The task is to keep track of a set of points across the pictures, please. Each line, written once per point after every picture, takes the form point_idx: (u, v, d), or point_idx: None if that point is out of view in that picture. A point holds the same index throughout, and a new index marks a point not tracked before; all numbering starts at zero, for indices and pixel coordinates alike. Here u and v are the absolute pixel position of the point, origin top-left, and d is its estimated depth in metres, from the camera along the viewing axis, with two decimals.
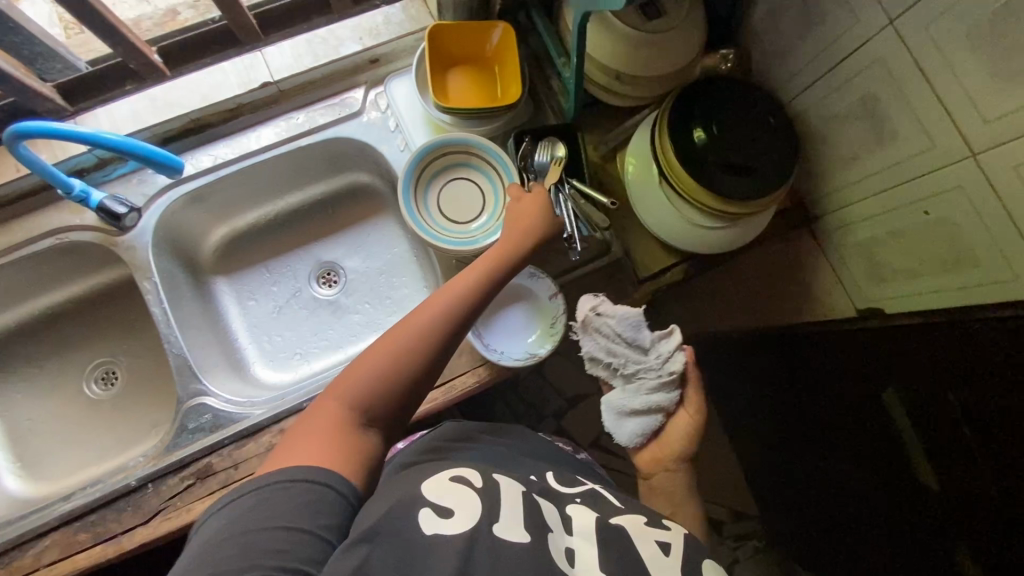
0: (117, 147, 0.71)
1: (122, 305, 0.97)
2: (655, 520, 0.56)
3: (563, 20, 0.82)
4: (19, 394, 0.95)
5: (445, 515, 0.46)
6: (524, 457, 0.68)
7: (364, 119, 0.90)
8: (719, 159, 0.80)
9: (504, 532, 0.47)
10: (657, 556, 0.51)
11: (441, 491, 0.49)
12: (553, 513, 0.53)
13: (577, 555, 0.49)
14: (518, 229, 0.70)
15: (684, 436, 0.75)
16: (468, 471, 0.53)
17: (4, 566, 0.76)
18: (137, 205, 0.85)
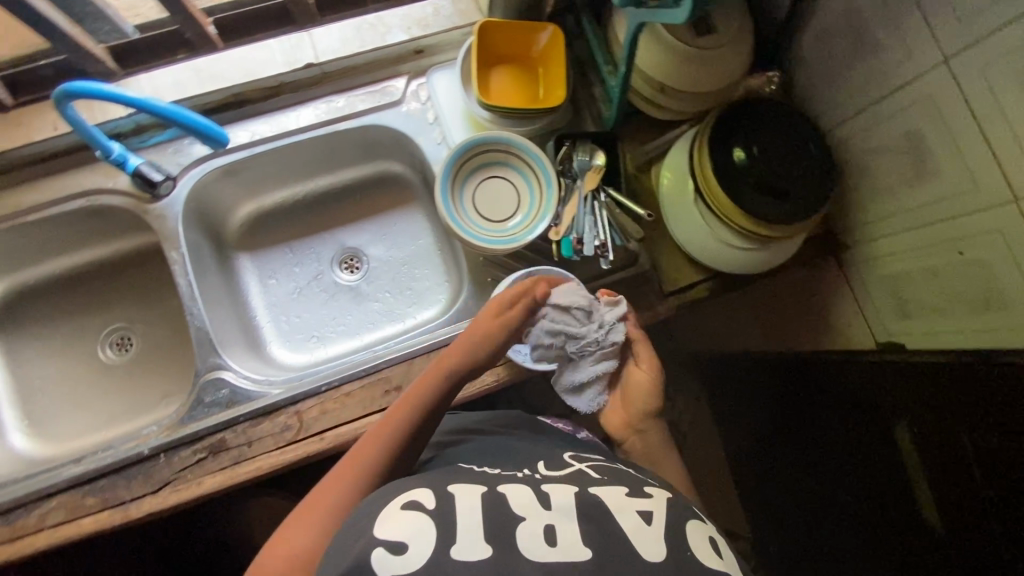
0: (166, 115, 0.73)
1: (143, 272, 0.97)
2: (635, 490, 0.56)
3: (613, 28, 0.82)
4: (31, 352, 0.94)
5: (399, 551, 0.45)
6: (517, 437, 0.69)
7: (404, 109, 0.90)
8: (756, 181, 0.80)
9: (462, 552, 0.46)
10: (640, 528, 0.51)
11: (390, 522, 0.47)
12: (529, 500, 0.52)
13: (558, 532, 0.49)
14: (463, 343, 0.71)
15: (646, 388, 0.73)
16: (420, 493, 0.51)
17: (8, 524, 0.75)
18: (171, 173, 0.85)
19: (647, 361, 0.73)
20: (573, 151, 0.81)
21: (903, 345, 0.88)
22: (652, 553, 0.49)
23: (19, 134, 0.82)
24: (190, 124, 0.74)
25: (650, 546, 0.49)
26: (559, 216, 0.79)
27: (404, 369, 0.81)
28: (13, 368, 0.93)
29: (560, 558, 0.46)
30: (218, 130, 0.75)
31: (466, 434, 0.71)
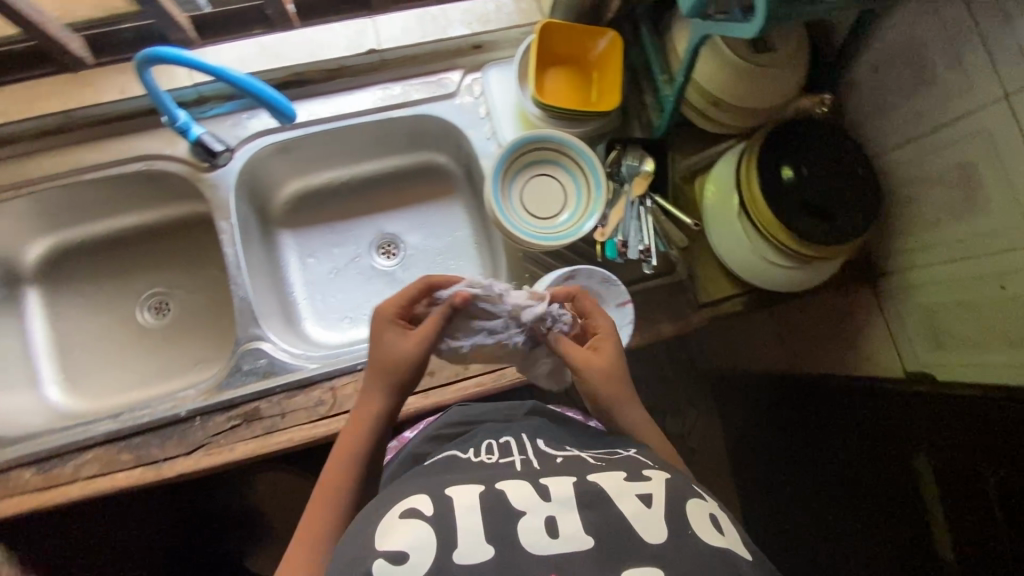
0: (242, 86, 0.75)
1: (188, 240, 0.99)
2: (633, 473, 0.53)
3: (672, 39, 0.83)
4: (71, 308, 0.96)
5: (399, 562, 0.45)
6: (519, 422, 0.69)
7: (457, 101, 0.92)
8: (802, 200, 0.81)
9: (466, 556, 0.45)
10: (641, 513, 0.48)
11: (389, 534, 0.47)
12: (528, 492, 0.50)
13: (559, 524, 0.47)
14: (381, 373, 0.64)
15: (606, 365, 0.65)
16: (418, 499, 0.50)
17: (42, 473, 0.76)
18: (229, 145, 0.86)
19: (603, 334, 0.67)
20: (623, 155, 0.83)
21: (932, 375, 0.88)
22: (653, 536, 0.47)
23: (86, 94, 0.83)
24: (263, 96, 0.75)
25: (652, 528, 0.47)
26: (606, 219, 0.80)
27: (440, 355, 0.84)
28: (52, 323, 0.95)
29: (560, 550, 0.45)
30: (289, 105, 0.77)
31: (471, 425, 0.73)
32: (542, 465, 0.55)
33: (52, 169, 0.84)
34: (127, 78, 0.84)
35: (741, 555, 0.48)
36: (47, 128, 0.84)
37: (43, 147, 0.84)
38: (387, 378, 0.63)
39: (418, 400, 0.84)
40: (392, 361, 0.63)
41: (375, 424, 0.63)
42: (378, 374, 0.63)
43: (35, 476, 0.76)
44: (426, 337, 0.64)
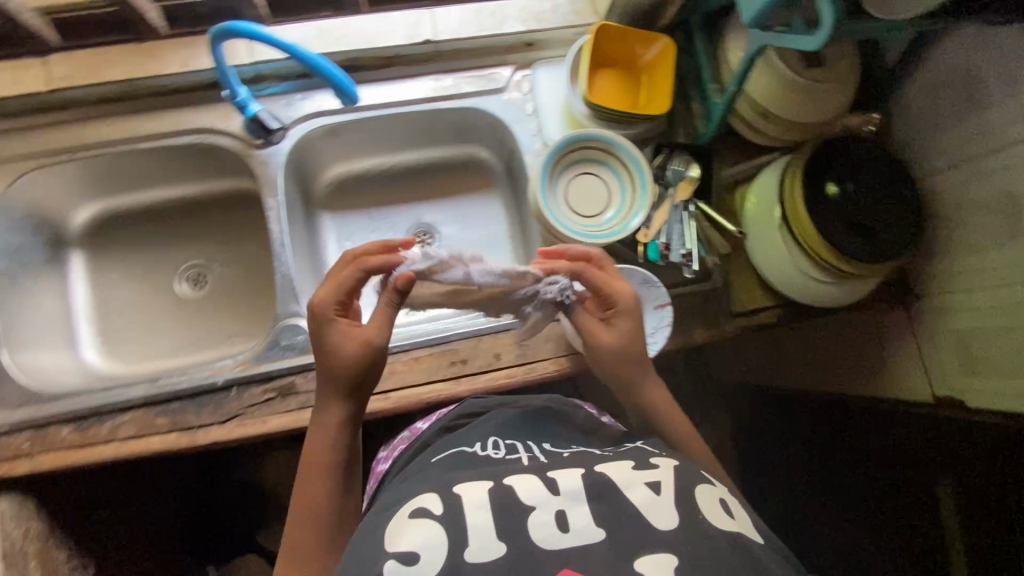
0: (313, 65, 0.77)
1: (231, 214, 1.00)
2: (641, 462, 0.56)
3: (725, 49, 0.84)
4: (111, 274, 0.97)
5: (411, 562, 0.46)
6: (525, 416, 0.70)
7: (505, 97, 0.93)
8: (845, 215, 0.81)
9: (477, 555, 0.47)
10: (649, 501, 0.51)
11: (400, 535, 0.48)
12: (537, 486, 0.52)
13: (569, 517, 0.49)
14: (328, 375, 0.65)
15: (617, 339, 0.69)
16: (427, 498, 0.51)
17: (79, 431, 0.78)
18: (284, 123, 0.88)
19: (618, 308, 0.68)
20: (669, 159, 0.85)
21: (962, 399, 0.88)
22: (664, 523, 0.49)
23: (150, 65, 0.85)
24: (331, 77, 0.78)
25: (661, 516, 0.49)
26: (650, 220, 0.82)
27: (473, 344, 0.85)
28: (93, 286, 0.96)
29: (575, 544, 0.47)
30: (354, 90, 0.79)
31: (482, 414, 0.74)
32: (549, 460, 0.58)
33: (110, 135, 0.86)
34: (190, 52, 0.86)
35: (752, 539, 0.51)
36: (108, 95, 0.85)
37: (102, 113, 0.86)
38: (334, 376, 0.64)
39: (451, 387, 0.83)
40: (336, 359, 0.64)
41: (338, 418, 0.66)
42: (327, 373, 0.65)
43: (72, 433, 0.78)
44: (366, 335, 0.64)
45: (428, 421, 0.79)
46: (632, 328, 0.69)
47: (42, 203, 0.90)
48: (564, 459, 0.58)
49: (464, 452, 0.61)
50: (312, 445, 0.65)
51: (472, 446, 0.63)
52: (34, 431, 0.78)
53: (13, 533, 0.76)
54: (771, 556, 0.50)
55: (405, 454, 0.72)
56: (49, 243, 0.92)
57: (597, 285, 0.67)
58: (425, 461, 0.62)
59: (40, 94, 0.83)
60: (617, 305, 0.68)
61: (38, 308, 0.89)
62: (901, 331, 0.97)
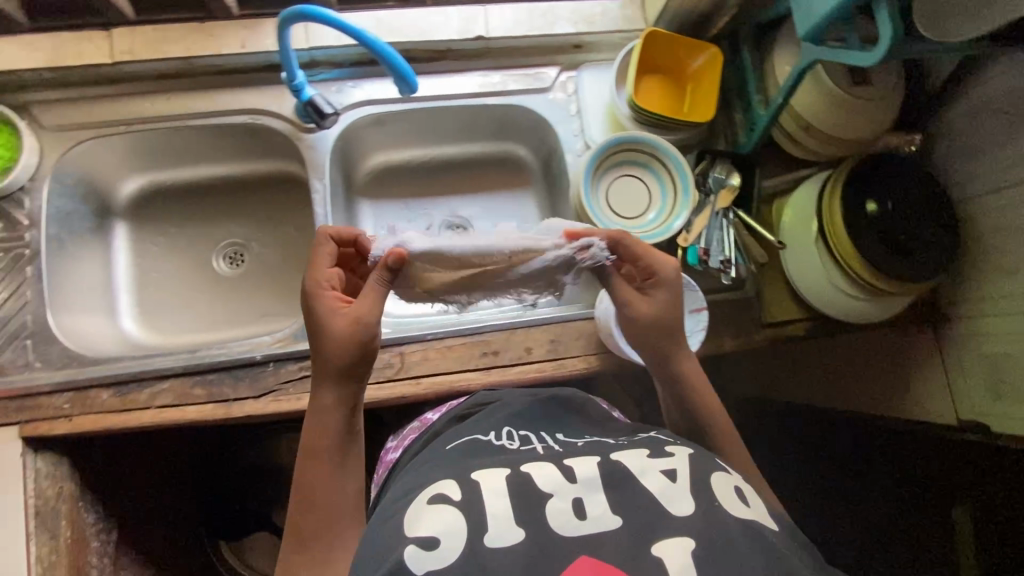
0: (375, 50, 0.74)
1: (273, 194, 1.02)
2: (656, 450, 0.56)
3: (772, 63, 0.85)
4: (152, 246, 0.99)
5: (431, 547, 0.47)
6: (539, 407, 0.69)
7: (550, 96, 0.94)
8: (882, 233, 0.82)
9: (496, 540, 0.47)
10: (666, 488, 0.51)
11: (420, 521, 0.49)
12: (553, 474, 0.52)
13: (585, 506, 0.49)
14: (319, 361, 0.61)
15: (655, 309, 0.69)
16: (445, 485, 0.52)
17: (119, 395, 0.79)
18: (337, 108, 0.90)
19: (657, 277, 0.68)
20: (710, 167, 0.86)
21: (986, 424, 0.86)
22: (680, 509, 0.49)
23: (209, 44, 0.85)
24: (393, 65, 0.75)
25: (679, 503, 0.50)
26: (690, 224, 0.83)
27: (506, 337, 0.86)
28: (134, 257, 0.98)
29: (592, 530, 0.48)
30: (415, 77, 0.78)
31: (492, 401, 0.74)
32: (564, 449, 0.57)
33: (165, 111, 0.88)
34: (249, 33, 0.86)
35: (768, 526, 0.50)
36: (167, 72, 0.88)
37: (160, 89, 0.88)
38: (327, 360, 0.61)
39: (481, 377, 0.84)
40: (327, 342, 0.60)
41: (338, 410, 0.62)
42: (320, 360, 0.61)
43: (112, 398, 0.79)
44: (357, 313, 0.60)
45: (439, 411, 0.77)
46: (670, 298, 0.69)
47: (93, 172, 0.91)
48: (580, 447, 0.57)
49: (478, 440, 0.61)
50: (313, 440, 0.62)
51: (486, 434, 0.62)
52: (74, 392, 0.79)
53: (46, 491, 0.78)
54: (786, 543, 0.49)
55: (418, 441, 0.71)
56: (96, 212, 0.94)
57: (637, 255, 0.66)
58: (438, 448, 0.61)
59: (102, 66, 0.85)
60: (658, 274, 0.68)
61: (82, 276, 0.91)
62: (925, 354, 0.94)
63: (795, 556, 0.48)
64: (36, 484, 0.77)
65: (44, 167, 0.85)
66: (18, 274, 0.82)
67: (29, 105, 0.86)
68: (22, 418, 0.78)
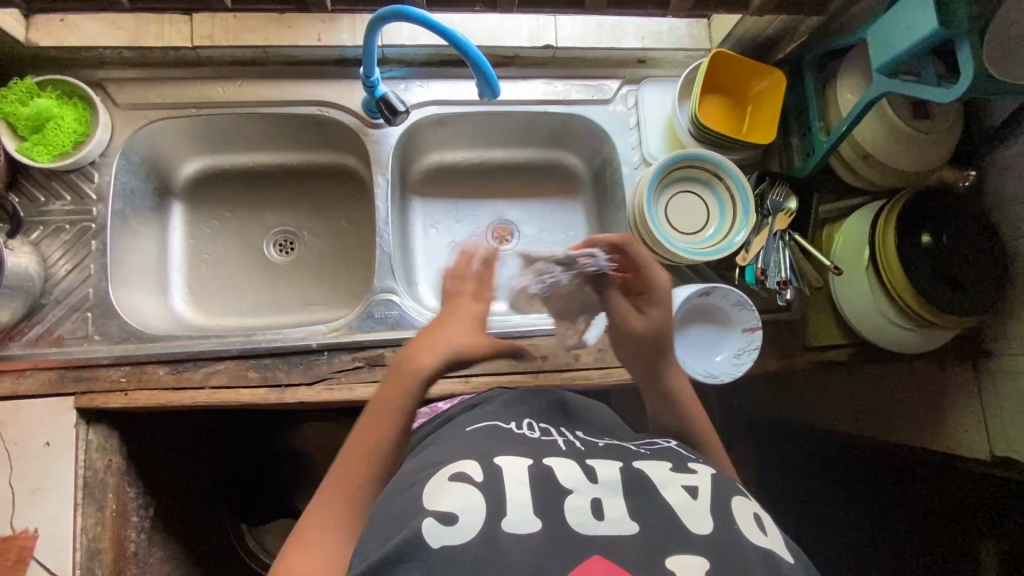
0: (468, 54, 0.76)
1: (329, 186, 1.03)
2: (678, 466, 0.55)
3: (834, 90, 0.86)
4: (208, 228, 1.00)
5: (450, 522, 0.45)
6: (556, 408, 0.67)
7: (610, 108, 0.96)
8: (933, 265, 0.82)
9: (514, 526, 0.46)
10: (687, 503, 0.50)
11: (439, 496, 0.48)
12: (576, 472, 0.51)
13: (604, 506, 0.48)
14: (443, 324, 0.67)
15: (645, 324, 0.74)
16: (467, 464, 0.51)
17: (174, 373, 0.81)
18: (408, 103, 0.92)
19: (651, 294, 0.74)
20: (769, 190, 0.88)
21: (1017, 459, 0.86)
22: (700, 527, 0.48)
23: (287, 35, 0.87)
24: (482, 70, 0.78)
25: (698, 519, 0.48)
26: (749, 244, 0.87)
27: (555, 342, 0.87)
28: (189, 238, 0.99)
29: (608, 532, 0.46)
30: (498, 84, 0.80)
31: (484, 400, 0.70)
32: (585, 448, 0.57)
33: (236, 97, 0.90)
34: (326, 27, 0.88)
35: (785, 557, 0.48)
36: (242, 59, 0.90)
37: (233, 75, 0.91)
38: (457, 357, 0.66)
39: (527, 380, 0.85)
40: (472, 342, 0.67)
41: (414, 397, 0.60)
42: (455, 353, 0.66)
43: (167, 375, 0.80)
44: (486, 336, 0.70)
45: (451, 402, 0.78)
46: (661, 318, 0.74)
47: (158, 151, 0.93)
48: (602, 448, 0.57)
49: (498, 427, 0.59)
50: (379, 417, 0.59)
51: (509, 424, 0.60)
52: (131, 367, 0.80)
53: (96, 463, 0.79)
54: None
55: (427, 426, 0.70)
56: (156, 191, 0.95)
57: (637, 264, 0.74)
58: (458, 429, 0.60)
59: (181, 49, 0.87)
60: (651, 289, 0.74)
61: (139, 253, 0.92)
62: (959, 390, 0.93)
63: None
64: (87, 454, 0.78)
65: (115, 144, 0.87)
66: (83, 247, 0.84)
67: (104, 82, 0.88)
68: (78, 389, 0.79)
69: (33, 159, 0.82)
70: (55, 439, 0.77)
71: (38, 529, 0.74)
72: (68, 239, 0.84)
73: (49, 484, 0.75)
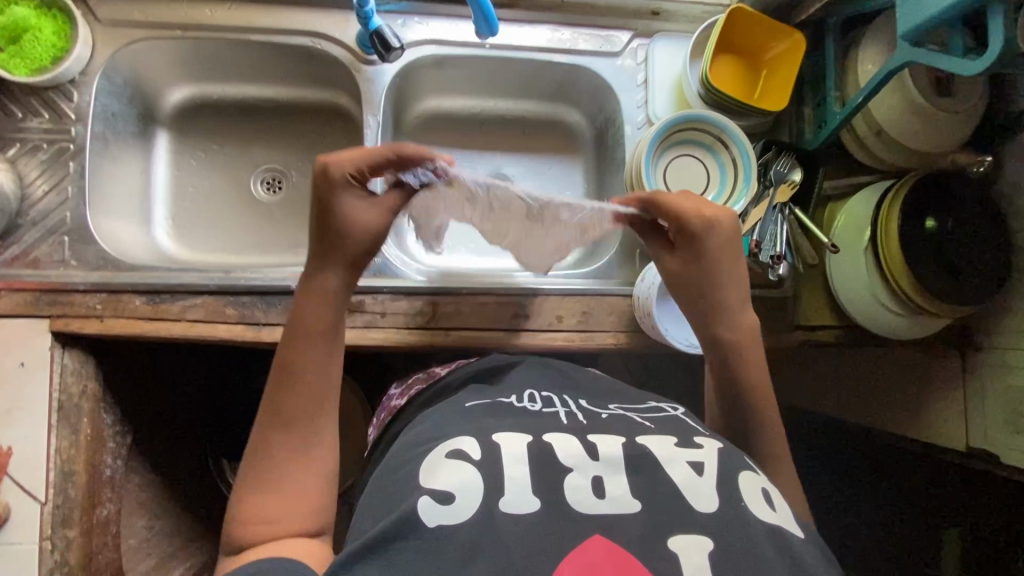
0: None
1: (319, 124, 0.99)
2: (685, 439, 0.53)
3: (857, 58, 0.82)
4: (194, 161, 0.97)
5: (446, 501, 0.46)
6: (553, 372, 0.68)
7: (619, 62, 0.91)
8: (936, 251, 0.78)
9: (512, 505, 0.46)
10: (690, 479, 0.48)
11: (436, 474, 0.48)
12: (576, 447, 0.51)
13: (605, 484, 0.48)
14: (323, 228, 0.63)
15: (681, 265, 0.70)
16: (465, 441, 0.51)
17: (150, 303, 0.80)
18: (404, 42, 0.88)
19: (682, 231, 0.69)
20: (773, 160, 0.86)
21: (996, 454, 0.85)
22: (703, 504, 0.47)
23: None
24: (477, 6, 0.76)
25: (703, 498, 0.47)
26: (747, 215, 0.84)
27: (540, 301, 0.85)
28: (173, 169, 0.96)
29: (611, 511, 0.46)
30: (496, 21, 0.79)
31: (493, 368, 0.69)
32: (587, 421, 0.56)
33: (222, 21, 0.86)
34: None
35: (795, 533, 0.48)
36: None
37: None
38: (338, 249, 0.64)
39: (510, 337, 0.84)
40: (344, 226, 0.63)
41: (315, 318, 0.63)
42: (332, 245, 0.64)
43: (144, 305, 0.79)
44: (388, 205, 0.65)
45: (449, 366, 0.77)
46: (707, 251, 0.68)
47: (142, 75, 0.90)
48: (603, 421, 0.56)
49: (498, 405, 0.59)
50: (304, 348, 0.62)
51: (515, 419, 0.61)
52: (107, 294, 0.79)
53: (71, 387, 0.79)
54: (812, 555, 0.47)
55: (427, 395, 0.70)
56: (140, 117, 0.92)
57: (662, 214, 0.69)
58: (457, 404, 0.59)
59: None
60: (683, 227, 0.68)
61: (122, 181, 0.90)
62: (944, 379, 0.92)
63: (820, 566, 0.46)
64: (62, 378, 0.78)
65: (96, 62, 0.83)
66: (61, 168, 0.82)
67: None
68: (53, 312, 0.78)
69: (10, 72, 0.79)
70: (29, 360, 0.77)
71: (12, 448, 0.76)
72: (46, 159, 0.81)
73: (24, 405, 0.76)
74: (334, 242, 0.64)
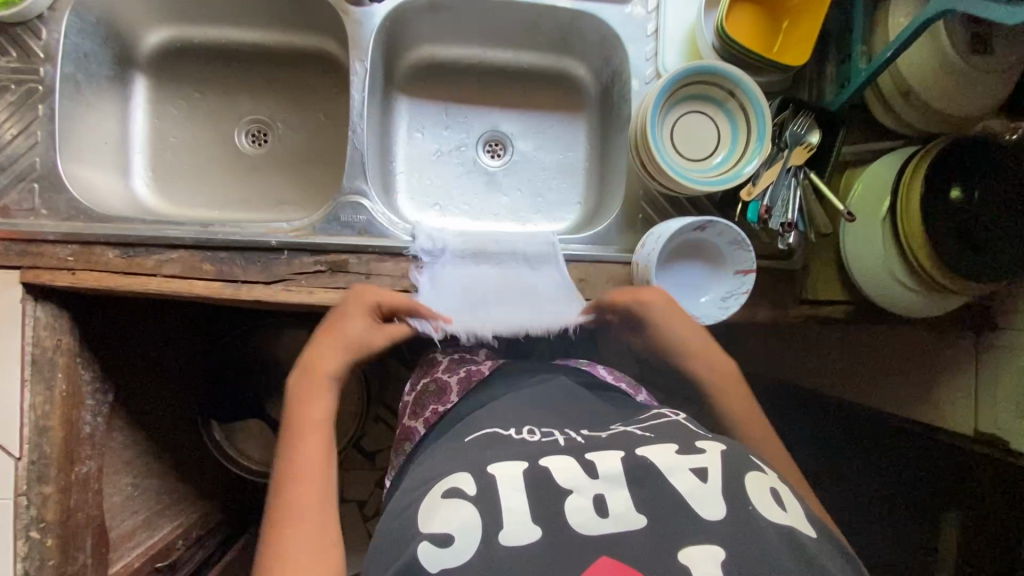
0: None
1: (304, 72, 0.93)
2: (686, 446, 0.50)
3: (889, 11, 0.75)
4: (175, 109, 0.92)
5: (446, 544, 0.43)
6: (569, 390, 0.63)
7: (627, 9, 0.84)
8: (959, 222, 0.73)
9: (513, 537, 0.43)
10: (696, 488, 0.45)
11: (433, 517, 0.46)
12: (572, 467, 0.48)
13: (607, 501, 0.45)
14: (332, 338, 0.71)
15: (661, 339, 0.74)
16: (460, 477, 0.48)
17: (124, 256, 0.76)
18: None
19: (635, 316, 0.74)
20: (789, 120, 0.79)
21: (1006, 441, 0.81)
22: (711, 511, 0.44)
23: None
24: None
25: (709, 505, 0.44)
26: (758, 177, 0.78)
27: None
28: (153, 117, 0.92)
29: (616, 529, 0.43)
30: None
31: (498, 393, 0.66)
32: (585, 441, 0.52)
33: None
34: None
35: (808, 533, 0.45)
36: None
37: None
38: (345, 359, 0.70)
39: None
40: (352, 332, 0.71)
41: (315, 409, 0.67)
42: (337, 347, 0.70)
43: (118, 258, 0.76)
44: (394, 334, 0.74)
45: (456, 375, 0.71)
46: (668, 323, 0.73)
47: (118, 12, 0.84)
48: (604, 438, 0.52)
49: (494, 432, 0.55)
50: (301, 437, 0.64)
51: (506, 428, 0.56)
52: (78, 246, 0.76)
53: (44, 341, 0.76)
54: (825, 553, 0.44)
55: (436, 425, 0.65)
56: (116, 59, 0.87)
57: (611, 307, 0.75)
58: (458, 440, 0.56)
59: None
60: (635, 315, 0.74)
61: (97, 128, 0.85)
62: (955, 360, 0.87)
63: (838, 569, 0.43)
64: (35, 331, 0.75)
65: None
66: (29, 112, 0.77)
67: None
68: (23, 263, 0.74)
69: None
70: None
71: None
72: (13, 100, 0.76)
73: None
74: (343, 352, 0.70)
